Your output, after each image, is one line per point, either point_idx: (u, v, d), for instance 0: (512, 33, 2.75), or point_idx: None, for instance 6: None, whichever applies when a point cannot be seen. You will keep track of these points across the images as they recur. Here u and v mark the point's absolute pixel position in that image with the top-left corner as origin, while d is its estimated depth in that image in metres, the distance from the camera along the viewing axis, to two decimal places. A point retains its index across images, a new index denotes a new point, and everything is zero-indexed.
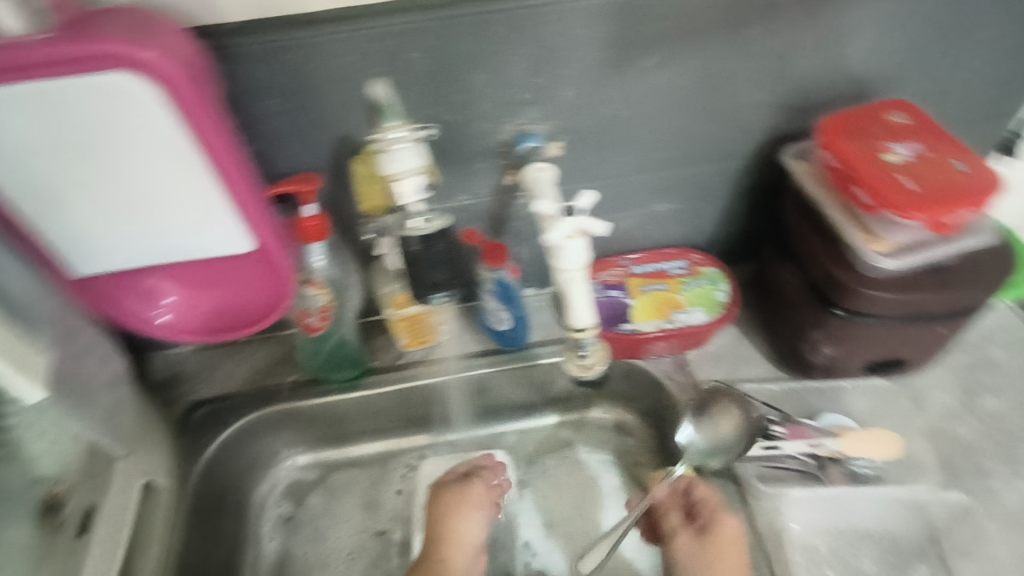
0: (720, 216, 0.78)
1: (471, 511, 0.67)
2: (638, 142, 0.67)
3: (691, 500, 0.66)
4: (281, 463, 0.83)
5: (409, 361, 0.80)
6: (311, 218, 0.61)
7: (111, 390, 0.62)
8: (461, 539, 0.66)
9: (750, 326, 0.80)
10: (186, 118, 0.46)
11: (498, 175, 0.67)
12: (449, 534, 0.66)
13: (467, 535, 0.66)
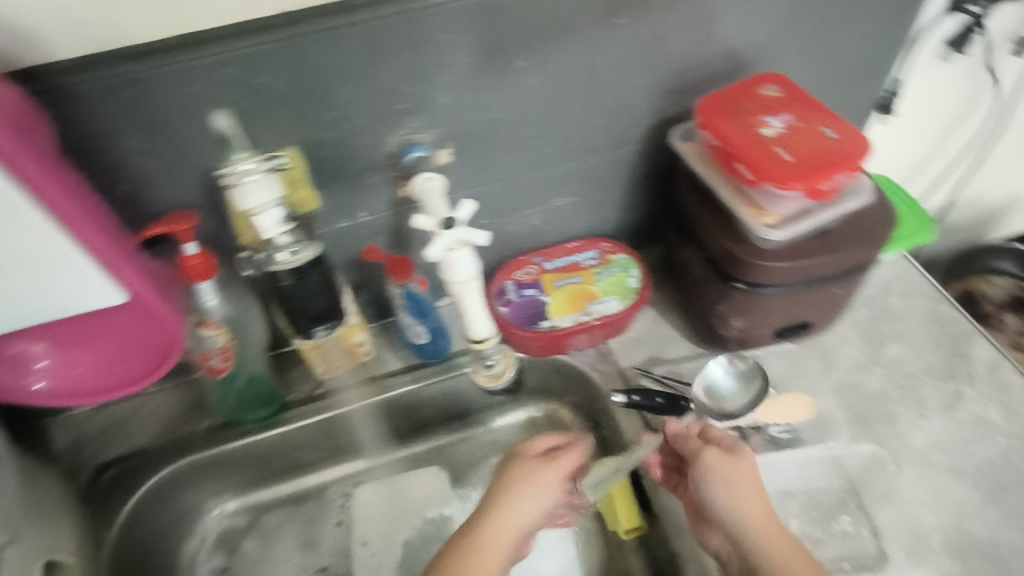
0: (622, 202, 0.78)
1: (527, 493, 0.59)
2: (526, 140, 0.66)
3: (625, 491, 0.69)
4: (209, 513, 0.79)
5: (329, 389, 0.77)
6: (194, 257, 0.58)
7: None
8: (525, 509, 0.59)
9: (665, 306, 0.81)
10: (22, 182, 0.43)
11: (390, 189, 0.65)
12: (529, 501, 0.59)
13: (535, 505, 0.59)
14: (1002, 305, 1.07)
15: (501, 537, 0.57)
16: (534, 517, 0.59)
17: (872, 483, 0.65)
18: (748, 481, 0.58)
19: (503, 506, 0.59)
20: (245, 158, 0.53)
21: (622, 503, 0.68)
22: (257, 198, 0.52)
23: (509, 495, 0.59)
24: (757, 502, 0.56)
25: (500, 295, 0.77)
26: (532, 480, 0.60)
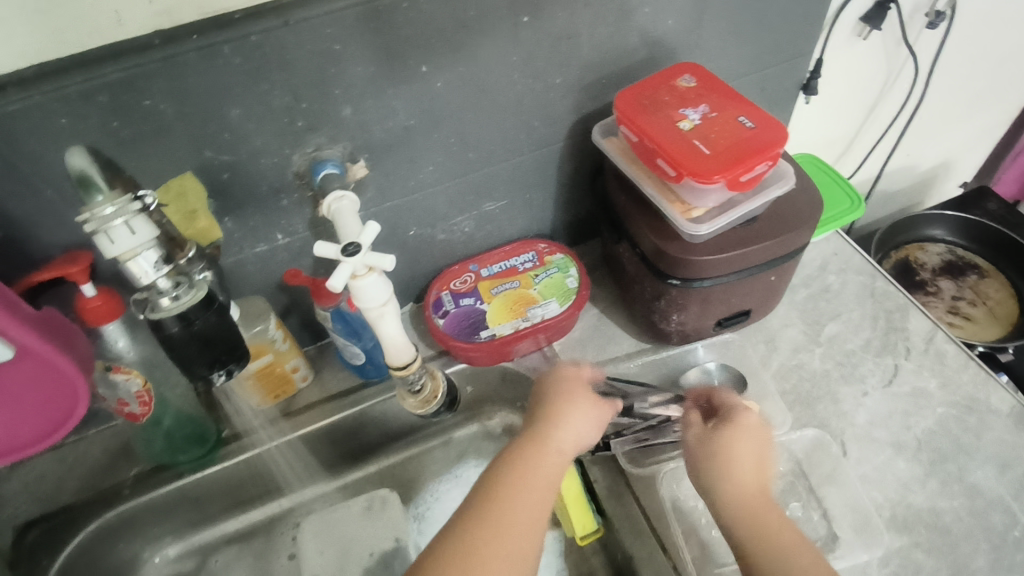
0: (554, 201, 0.77)
1: (574, 416, 0.58)
2: (443, 147, 0.63)
3: (581, 495, 0.66)
4: (148, 562, 0.74)
5: (267, 421, 0.74)
6: (94, 299, 0.54)
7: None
8: (581, 426, 0.58)
9: (607, 303, 0.80)
10: None
11: (306, 209, 0.62)
12: (577, 424, 0.58)
13: (589, 425, 0.59)
14: (938, 270, 1.09)
15: (562, 447, 0.56)
16: (588, 438, 0.59)
17: (818, 464, 0.66)
18: (747, 448, 0.56)
19: (563, 416, 0.58)
20: (107, 198, 0.48)
21: (578, 509, 0.65)
22: (122, 247, 0.48)
23: (570, 406, 0.59)
24: (753, 470, 0.55)
25: (437, 306, 0.75)
26: (584, 394, 0.61)
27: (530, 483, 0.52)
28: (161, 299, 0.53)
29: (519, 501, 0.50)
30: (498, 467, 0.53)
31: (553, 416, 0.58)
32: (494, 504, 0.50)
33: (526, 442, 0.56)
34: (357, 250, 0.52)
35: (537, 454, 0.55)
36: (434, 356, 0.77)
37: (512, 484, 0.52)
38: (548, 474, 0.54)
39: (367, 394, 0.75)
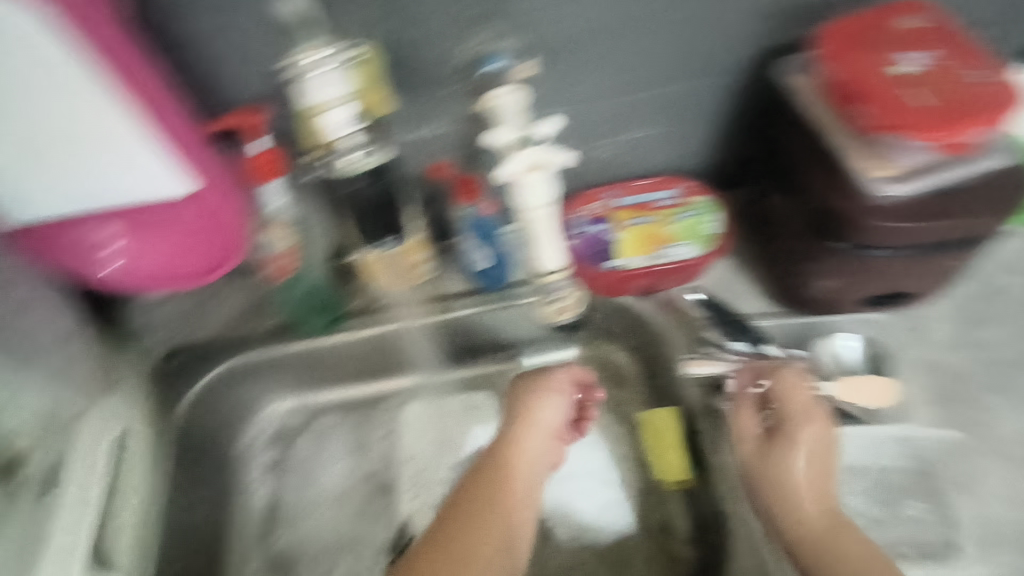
0: (709, 140, 0.72)
1: (537, 421, 0.64)
2: (608, 58, 0.62)
3: (678, 443, 0.66)
4: (264, 410, 0.81)
5: (387, 304, 0.77)
6: (264, 154, 0.57)
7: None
8: (548, 413, 0.65)
9: (742, 257, 0.76)
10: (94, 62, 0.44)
11: (464, 103, 0.61)
12: (546, 416, 0.65)
13: (560, 408, 0.66)
14: None
15: (518, 460, 0.61)
16: (558, 420, 0.65)
17: (945, 468, 0.61)
18: (803, 459, 0.58)
19: (523, 428, 0.63)
20: (307, 49, 0.50)
21: (674, 455, 0.66)
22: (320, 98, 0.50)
23: (533, 411, 0.64)
24: (813, 479, 0.57)
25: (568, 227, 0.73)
26: (557, 380, 0.67)
27: (517, 483, 0.60)
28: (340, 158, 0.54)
29: (493, 525, 0.56)
30: (473, 485, 0.59)
31: (512, 433, 0.63)
32: (476, 513, 0.56)
33: (477, 469, 0.61)
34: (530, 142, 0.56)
35: (502, 480, 0.60)
36: None
37: (500, 491, 0.59)
38: (522, 488, 0.60)
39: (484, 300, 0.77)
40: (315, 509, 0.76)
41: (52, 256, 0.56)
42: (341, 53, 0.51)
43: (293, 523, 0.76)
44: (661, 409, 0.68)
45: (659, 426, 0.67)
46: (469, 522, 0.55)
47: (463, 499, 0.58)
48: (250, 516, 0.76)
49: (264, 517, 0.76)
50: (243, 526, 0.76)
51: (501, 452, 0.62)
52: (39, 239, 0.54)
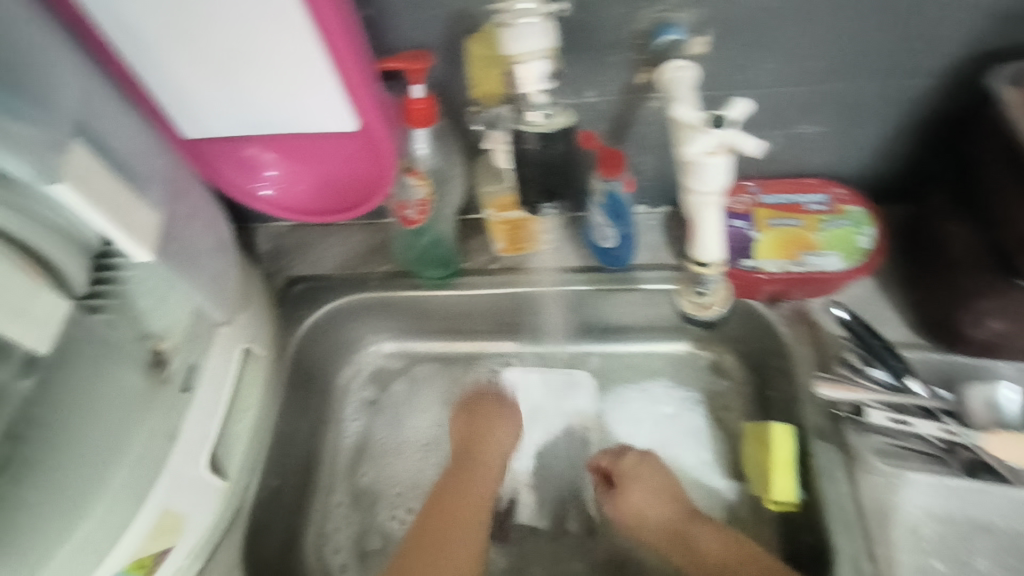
0: (882, 147, 0.65)
1: (498, 424, 0.73)
2: (796, 45, 0.55)
3: (791, 462, 0.62)
4: (367, 347, 0.85)
5: (501, 268, 0.77)
6: (419, 101, 0.56)
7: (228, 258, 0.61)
8: (502, 442, 0.72)
9: (890, 279, 0.69)
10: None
11: (627, 72, 0.58)
12: (500, 434, 0.72)
13: (506, 436, 0.72)
14: None
15: (483, 467, 0.69)
16: (508, 446, 0.72)
17: None
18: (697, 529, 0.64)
19: (477, 448, 0.71)
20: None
21: (782, 474, 0.61)
22: (528, 46, 0.48)
23: (489, 425, 0.72)
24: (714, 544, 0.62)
25: None
26: (490, 421, 0.73)
27: (473, 483, 0.68)
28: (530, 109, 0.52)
29: (459, 499, 0.66)
30: (439, 492, 0.67)
31: (470, 449, 0.71)
32: (444, 509, 0.65)
33: (453, 475, 0.69)
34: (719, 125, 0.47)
35: (468, 473, 0.69)
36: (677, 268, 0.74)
37: (462, 481, 0.68)
38: (484, 474, 0.69)
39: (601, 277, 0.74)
40: (400, 453, 0.79)
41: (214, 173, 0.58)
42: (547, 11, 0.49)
43: (379, 466, 0.78)
44: (777, 425, 0.63)
45: (773, 441, 0.62)
46: (440, 513, 0.65)
47: (439, 495, 0.67)
48: (341, 448, 0.79)
49: (353, 452, 0.79)
50: (334, 455, 0.79)
51: (465, 456, 0.70)
52: (207, 153, 0.57)
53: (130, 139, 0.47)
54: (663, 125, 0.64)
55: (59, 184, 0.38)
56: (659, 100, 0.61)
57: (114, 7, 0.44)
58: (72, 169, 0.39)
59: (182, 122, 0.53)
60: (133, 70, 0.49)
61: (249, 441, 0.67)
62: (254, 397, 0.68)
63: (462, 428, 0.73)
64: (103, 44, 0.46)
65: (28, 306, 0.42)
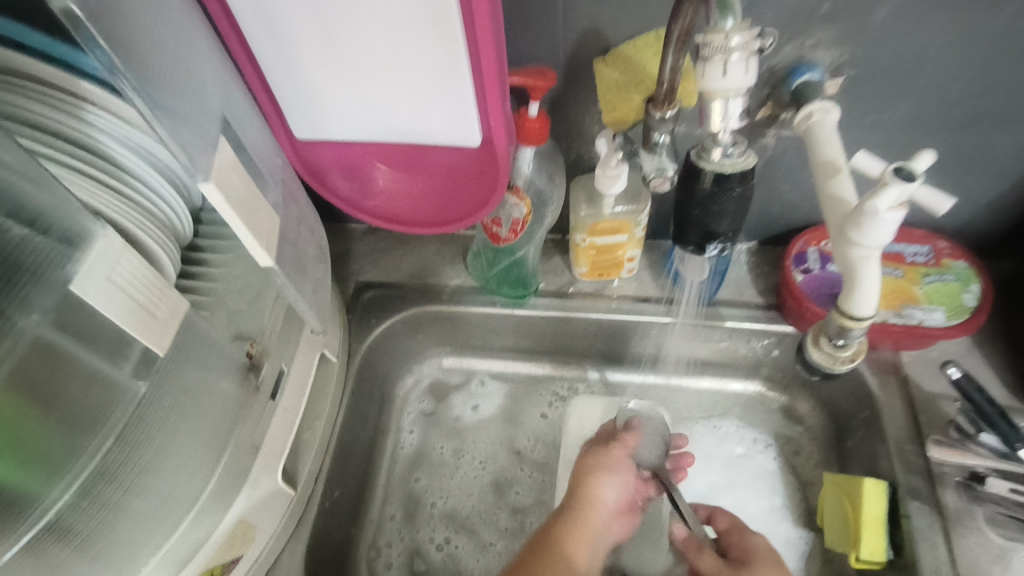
0: (995, 202, 0.64)
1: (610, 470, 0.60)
2: (936, 93, 0.54)
3: (881, 520, 0.58)
4: (429, 360, 0.82)
5: (579, 291, 0.75)
6: (535, 119, 0.54)
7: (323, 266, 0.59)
8: (607, 494, 0.59)
9: (988, 338, 0.67)
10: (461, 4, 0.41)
11: (751, 106, 0.56)
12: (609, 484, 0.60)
13: (609, 482, 0.60)
14: None
15: (592, 518, 0.57)
16: (614, 496, 0.60)
17: None
18: None
19: (585, 485, 0.59)
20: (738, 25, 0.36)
21: (872, 532, 0.58)
22: (731, 87, 0.37)
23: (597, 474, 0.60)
24: None
25: (798, 260, 0.68)
26: (615, 459, 0.62)
27: (571, 556, 0.53)
28: (658, 133, 0.48)
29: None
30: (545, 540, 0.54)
31: (575, 489, 0.59)
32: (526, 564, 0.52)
33: (562, 519, 0.56)
34: (908, 178, 0.38)
35: (574, 518, 0.56)
36: (762, 306, 0.72)
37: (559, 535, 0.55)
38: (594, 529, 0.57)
39: (688, 309, 0.72)
40: (457, 469, 0.75)
41: (320, 179, 0.57)
42: (761, 42, 0.37)
43: (435, 476, 0.75)
44: (867, 479, 0.59)
45: (863, 497, 0.59)
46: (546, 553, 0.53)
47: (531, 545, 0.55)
48: (396, 461, 0.76)
49: (407, 465, 0.76)
50: (388, 468, 0.75)
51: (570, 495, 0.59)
52: (315, 158, 0.55)
53: (258, 143, 0.46)
54: (772, 162, 0.62)
55: (208, 183, 0.36)
56: (776, 138, 0.59)
57: (259, 10, 0.43)
58: (220, 172, 0.38)
59: (295, 124, 0.52)
60: (262, 72, 0.48)
61: (318, 449, 0.64)
62: (324, 404, 0.66)
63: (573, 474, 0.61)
64: (237, 43, 0.45)
65: (154, 307, 0.40)
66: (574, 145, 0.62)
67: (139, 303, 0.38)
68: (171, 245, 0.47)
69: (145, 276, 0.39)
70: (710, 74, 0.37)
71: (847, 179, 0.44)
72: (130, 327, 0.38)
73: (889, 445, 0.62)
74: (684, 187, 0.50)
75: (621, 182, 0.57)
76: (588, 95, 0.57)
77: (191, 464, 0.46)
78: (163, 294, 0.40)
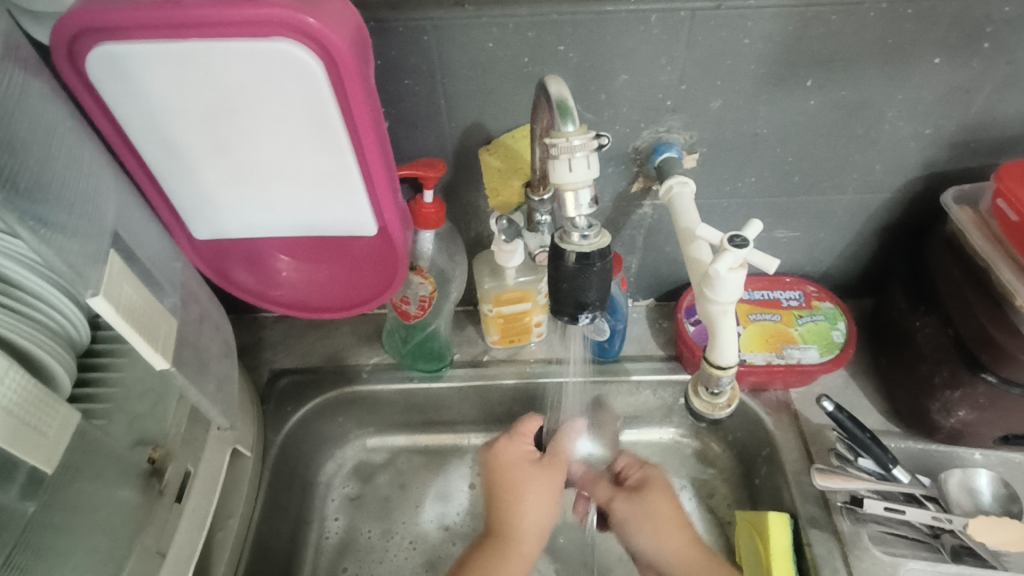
0: (845, 250, 0.72)
1: (534, 498, 0.62)
2: (777, 162, 0.62)
3: (788, 551, 0.61)
4: (350, 443, 0.81)
5: (494, 359, 0.77)
6: (430, 205, 0.58)
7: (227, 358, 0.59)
8: (531, 520, 0.61)
9: (861, 370, 0.74)
10: (342, 107, 0.44)
11: (625, 181, 0.63)
12: (530, 510, 0.62)
13: (543, 511, 0.62)
14: None
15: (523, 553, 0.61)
16: (546, 522, 0.62)
17: None
18: (665, 509, 0.64)
19: (514, 516, 0.61)
20: (577, 128, 0.41)
21: (781, 564, 0.61)
22: (578, 180, 0.42)
23: (520, 500, 0.62)
24: (684, 547, 0.62)
25: (689, 312, 0.74)
26: (541, 480, 0.63)
27: None
28: (538, 213, 0.53)
29: None
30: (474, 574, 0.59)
31: (505, 513, 0.62)
32: None
33: (486, 554, 0.60)
34: (741, 243, 0.44)
35: (500, 559, 0.60)
36: (663, 357, 0.77)
37: None
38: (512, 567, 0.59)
39: (575, 368, 0.76)
40: (386, 552, 0.74)
41: (223, 273, 0.58)
42: (600, 140, 0.42)
43: (363, 563, 0.73)
44: (771, 513, 0.63)
45: (770, 531, 0.62)
46: None
47: None
48: (322, 550, 0.74)
49: (334, 555, 0.73)
50: (314, 560, 0.73)
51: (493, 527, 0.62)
52: (216, 255, 0.56)
53: (149, 247, 0.48)
54: (653, 228, 0.69)
55: (97, 297, 0.39)
56: (651, 207, 0.66)
57: (150, 123, 0.45)
58: (107, 285, 0.39)
59: (194, 226, 0.53)
60: (157, 180, 0.49)
61: (233, 550, 0.62)
62: (240, 503, 0.64)
63: (490, 484, 0.64)
64: (129, 154, 0.47)
65: (43, 427, 0.40)
66: (472, 225, 0.67)
67: (26, 422, 0.38)
68: (62, 352, 0.46)
69: (30, 394, 0.39)
70: (559, 170, 0.42)
71: (703, 245, 0.50)
72: (16, 449, 0.37)
73: (788, 476, 0.66)
74: (552, 266, 0.47)
75: (518, 256, 0.61)
76: (478, 181, 0.62)
77: None
78: (53, 412, 0.40)
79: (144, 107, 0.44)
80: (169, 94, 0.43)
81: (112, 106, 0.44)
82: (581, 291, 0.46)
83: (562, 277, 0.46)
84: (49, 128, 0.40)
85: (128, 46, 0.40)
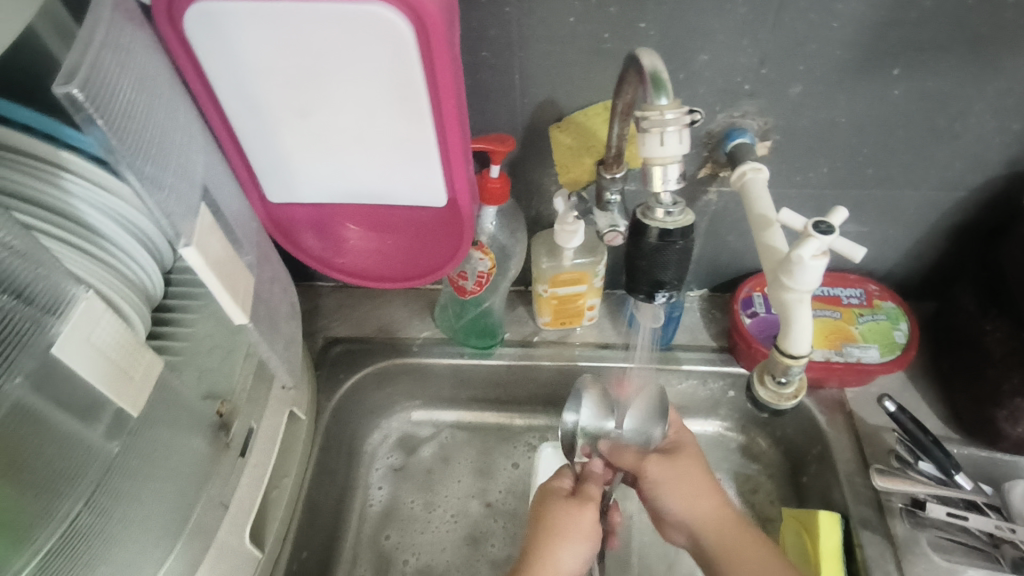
0: (913, 249, 0.70)
1: (576, 533, 0.57)
2: (851, 153, 0.60)
3: (838, 551, 0.60)
4: (397, 414, 0.82)
5: (544, 340, 0.77)
6: (496, 180, 0.58)
7: (292, 322, 0.61)
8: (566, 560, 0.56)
9: (922, 373, 0.72)
10: (427, 74, 0.44)
11: (693, 166, 0.62)
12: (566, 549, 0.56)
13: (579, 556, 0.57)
14: None
15: None
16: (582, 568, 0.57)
17: None
18: (699, 473, 0.61)
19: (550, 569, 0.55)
20: (671, 102, 0.40)
21: (829, 563, 0.60)
22: (670, 155, 0.42)
23: (558, 537, 0.57)
24: (714, 509, 0.59)
25: (745, 304, 0.73)
26: (582, 522, 0.58)
27: None
28: (609, 192, 0.54)
29: None
30: None
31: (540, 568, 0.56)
32: None
33: None
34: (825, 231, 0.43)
35: None
36: (715, 349, 0.76)
37: None
38: None
39: (642, 353, 0.76)
40: (428, 523, 0.75)
41: (292, 238, 0.59)
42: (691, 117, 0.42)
43: (405, 531, 0.74)
44: (822, 511, 0.62)
45: (819, 529, 0.61)
46: None
47: None
48: (366, 517, 0.75)
49: (377, 521, 0.75)
50: (358, 525, 0.75)
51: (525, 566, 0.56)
52: (286, 219, 0.57)
53: (229, 206, 0.50)
54: (716, 216, 0.68)
55: (190, 247, 0.41)
56: (717, 194, 0.65)
57: (238, 83, 0.46)
58: (198, 236, 0.41)
59: (269, 188, 0.54)
60: (238, 141, 0.50)
61: (286, 508, 0.63)
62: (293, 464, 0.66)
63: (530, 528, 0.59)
64: (214, 113, 0.48)
65: (131, 370, 0.41)
66: (534, 203, 0.67)
67: (116, 364, 0.40)
68: (140, 303, 0.47)
69: (122, 338, 0.40)
70: (650, 144, 0.42)
71: (778, 231, 0.49)
72: (106, 389, 0.39)
73: (840, 476, 0.65)
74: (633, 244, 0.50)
75: (579, 237, 0.60)
76: (545, 159, 0.62)
77: (148, 529, 0.46)
78: (140, 357, 0.42)
79: (235, 66, 0.45)
80: (260, 54, 0.44)
81: (204, 63, 0.44)
82: (660, 270, 0.50)
83: (643, 254, 0.50)
84: (150, 83, 0.41)
85: (225, 5, 0.41)
